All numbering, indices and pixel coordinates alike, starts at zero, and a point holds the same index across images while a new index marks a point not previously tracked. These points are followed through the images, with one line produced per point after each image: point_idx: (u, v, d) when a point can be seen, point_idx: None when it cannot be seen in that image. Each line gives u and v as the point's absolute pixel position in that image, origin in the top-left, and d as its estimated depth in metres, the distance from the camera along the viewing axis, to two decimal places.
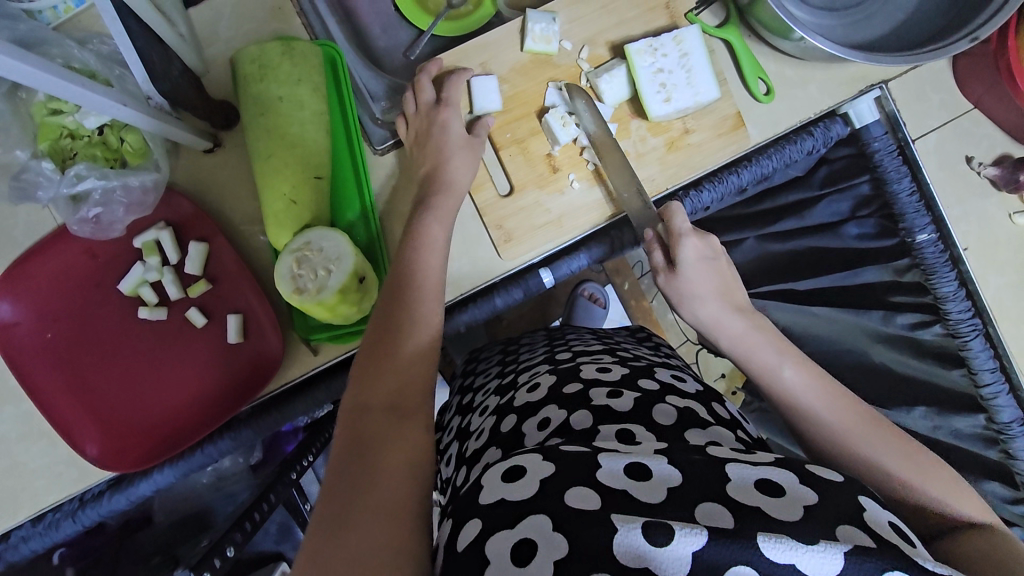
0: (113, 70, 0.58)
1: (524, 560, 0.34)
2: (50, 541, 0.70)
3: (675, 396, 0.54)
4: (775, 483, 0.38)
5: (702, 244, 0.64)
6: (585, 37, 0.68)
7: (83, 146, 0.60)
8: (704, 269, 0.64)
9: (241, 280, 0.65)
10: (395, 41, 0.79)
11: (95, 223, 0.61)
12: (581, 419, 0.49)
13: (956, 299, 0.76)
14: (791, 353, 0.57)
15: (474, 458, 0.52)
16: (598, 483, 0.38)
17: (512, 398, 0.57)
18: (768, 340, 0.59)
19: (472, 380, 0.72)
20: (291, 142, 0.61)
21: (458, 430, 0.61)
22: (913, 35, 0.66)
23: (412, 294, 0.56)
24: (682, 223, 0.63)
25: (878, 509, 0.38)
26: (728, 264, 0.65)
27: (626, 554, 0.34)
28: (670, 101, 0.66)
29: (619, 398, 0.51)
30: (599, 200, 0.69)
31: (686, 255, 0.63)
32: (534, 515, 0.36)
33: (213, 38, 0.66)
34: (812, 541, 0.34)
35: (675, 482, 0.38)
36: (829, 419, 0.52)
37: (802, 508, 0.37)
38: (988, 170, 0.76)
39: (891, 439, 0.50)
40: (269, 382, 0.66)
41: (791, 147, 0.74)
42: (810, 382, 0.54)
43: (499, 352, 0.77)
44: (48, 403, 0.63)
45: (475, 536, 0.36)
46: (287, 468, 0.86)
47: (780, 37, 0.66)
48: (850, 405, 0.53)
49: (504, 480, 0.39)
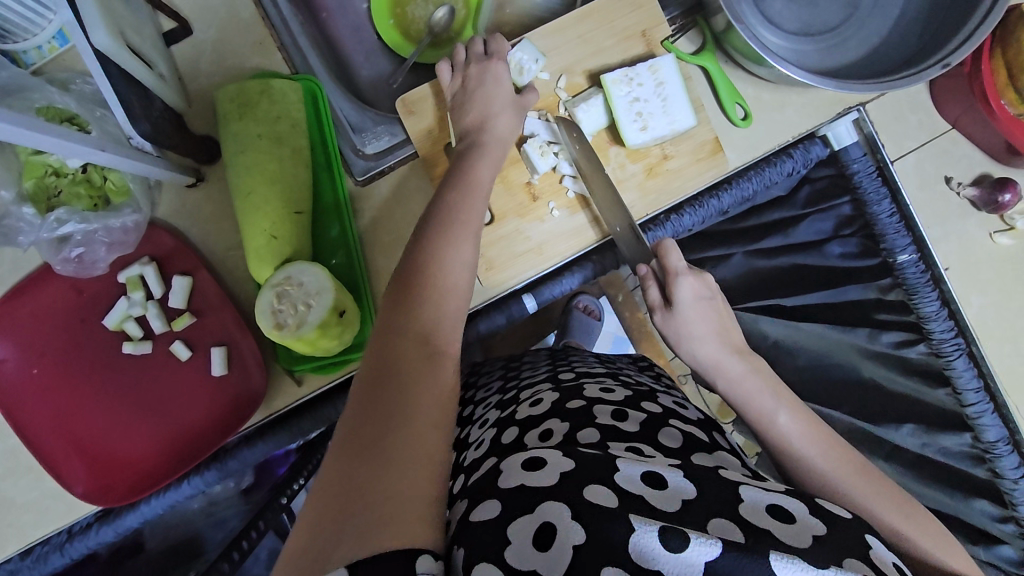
0: (94, 112, 0.60)
1: (544, 545, 0.35)
2: (40, 574, 0.70)
3: (678, 420, 0.55)
4: (786, 510, 0.39)
5: (699, 284, 0.63)
6: (561, 67, 0.69)
7: (67, 184, 0.60)
8: (701, 310, 0.63)
9: (225, 314, 0.66)
10: (380, 70, 0.80)
11: (78, 261, 0.63)
12: (588, 435, 0.48)
13: (939, 319, 0.77)
14: (787, 399, 0.58)
15: (472, 468, 0.50)
16: (613, 481, 0.38)
17: (513, 412, 0.57)
18: (764, 383, 0.60)
19: (473, 394, 0.72)
20: (273, 177, 0.62)
21: (456, 441, 0.61)
22: (887, 60, 0.67)
23: (431, 274, 0.53)
24: (677, 261, 0.63)
25: (883, 550, 0.39)
26: (725, 304, 0.65)
27: (640, 554, 0.34)
28: (646, 130, 0.67)
29: (624, 420, 0.52)
30: (582, 225, 0.69)
31: (683, 295, 0.63)
32: (551, 501, 0.37)
33: (196, 74, 0.67)
34: (824, 565, 0.35)
35: (689, 495, 0.39)
36: (823, 466, 0.53)
37: (812, 537, 0.37)
38: (968, 191, 0.76)
39: (882, 487, 0.51)
40: (254, 414, 0.67)
41: (771, 169, 0.74)
42: (805, 430, 0.55)
43: (501, 367, 0.77)
44: (35, 437, 0.64)
45: (494, 516, 0.38)
46: (278, 492, 0.85)
47: (755, 63, 0.67)
48: (842, 453, 0.54)
49: (525, 467, 0.40)
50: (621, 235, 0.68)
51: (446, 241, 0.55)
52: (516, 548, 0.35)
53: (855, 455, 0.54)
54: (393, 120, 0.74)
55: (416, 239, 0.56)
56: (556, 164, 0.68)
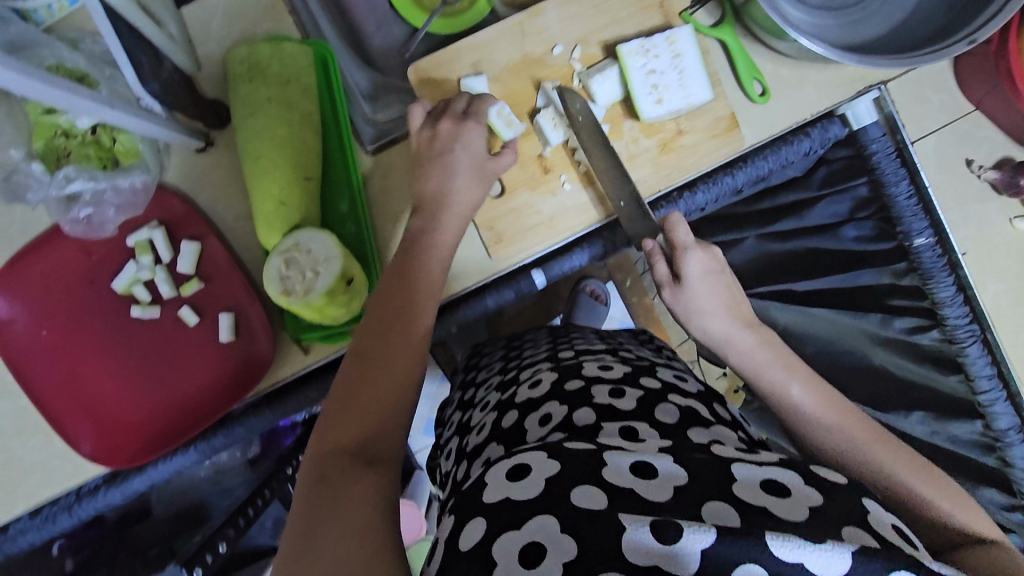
0: (104, 72, 0.59)
1: (532, 561, 0.35)
2: (48, 534, 0.71)
3: (677, 395, 0.54)
4: (781, 484, 0.38)
5: (707, 257, 0.63)
6: (577, 37, 0.67)
7: (76, 146, 0.60)
8: (711, 283, 0.62)
9: (233, 280, 0.65)
10: (390, 39, 0.78)
11: (86, 223, 0.63)
12: (584, 416, 0.49)
13: (954, 304, 0.77)
14: (799, 370, 0.57)
15: (475, 453, 0.52)
16: (603, 480, 0.38)
17: (513, 394, 0.57)
18: (774, 355, 0.59)
19: (474, 376, 0.72)
20: (282, 142, 0.61)
21: (459, 425, 0.62)
22: (911, 36, 0.65)
23: (405, 303, 0.54)
24: (684, 235, 0.62)
25: (880, 510, 0.39)
26: (733, 279, 0.64)
27: (635, 552, 0.34)
28: (661, 103, 0.66)
29: (622, 398, 0.51)
30: (586, 203, 0.68)
31: (691, 269, 0.62)
32: (542, 515, 0.36)
33: (205, 37, 0.66)
34: (821, 540, 0.34)
35: (680, 481, 0.38)
36: (837, 434, 0.52)
37: (809, 509, 0.37)
38: (989, 173, 0.77)
39: (898, 455, 0.50)
40: (261, 381, 0.67)
41: (788, 148, 0.73)
42: (819, 400, 0.55)
43: (502, 347, 0.77)
44: (45, 399, 0.64)
45: (481, 535, 0.37)
46: (283, 464, 0.86)
47: (775, 38, 0.66)
48: (858, 421, 0.52)
49: (510, 479, 0.40)
50: (625, 211, 0.66)
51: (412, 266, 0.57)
52: (503, 564, 0.35)
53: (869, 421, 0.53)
54: (403, 88, 0.75)
55: (394, 267, 0.57)
56: (566, 140, 0.67)
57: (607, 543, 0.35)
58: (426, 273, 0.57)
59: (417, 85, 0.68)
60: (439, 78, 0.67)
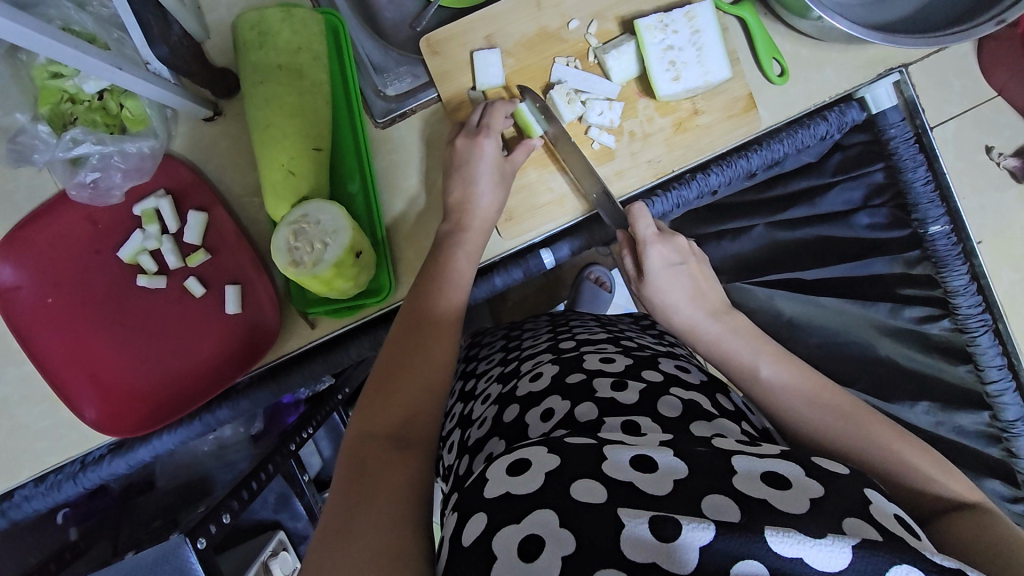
0: (112, 34, 0.59)
1: (530, 557, 0.34)
2: (53, 502, 0.71)
3: (680, 388, 0.53)
4: (782, 476, 0.38)
5: (668, 250, 0.63)
6: (593, 12, 0.66)
7: (83, 111, 0.59)
8: (673, 276, 0.63)
9: (241, 252, 0.65)
10: (401, 12, 0.77)
11: (93, 188, 0.62)
12: (586, 411, 0.48)
13: (966, 293, 0.76)
14: (767, 350, 0.57)
15: (477, 447, 0.53)
16: (603, 474, 0.38)
17: (514, 387, 0.57)
18: (744, 340, 0.59)
19: (474, 366, 0.71)
20: (292, 111, 0.60)
21: (460, 417, 0.61)
22: (937, 17, 0.64)
23: (428, 317, 0.57)
24: (645, 229, 0.63)
25: (884, 501, 0.38)
26: (699, 266, 0.65)
27: (632, 547, 0.34)
28: (679, 80, 0.64)
29: (623, 390, 0.51)
30: (570, 193, 0.67)
31: (653, 264, 0.63)
32: (541, 510, 0.36)
33: (214, 3, 0.65)
34: (820, 535, 0.33)
35: (680, 474, 0.38)
36: (807, 412, 0.52)
37: (809, 501, 0.36)
38: (1008, 161, 0.78)
39: (889, 428, 0.49)
40: (267, 354, 0.66)
41: (804, 132, 0.71)
42: (790, 378, 0.54)
43: (502, 337, 0.76)
44: (50, 366, 0.64)
45: (482, 530, 0.36)
46: (286, 439, 0.84)
47: (797, 16, 0.64)
48: (831, 396, 0.51)
49: (509, 474, 0.39)
50: (599, 202, 0.65)
51: (435, 278, 0.60)
52: (502, 561, 0.34)
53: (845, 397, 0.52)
54: (416, 62, 0.73)
55: (419, 282, 0.60)
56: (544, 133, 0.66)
57: (609, 534, 0.34)
58: (449, 284, 0.60)
59: (427, 56, 0.66)
60: (453, 52, 0.66)
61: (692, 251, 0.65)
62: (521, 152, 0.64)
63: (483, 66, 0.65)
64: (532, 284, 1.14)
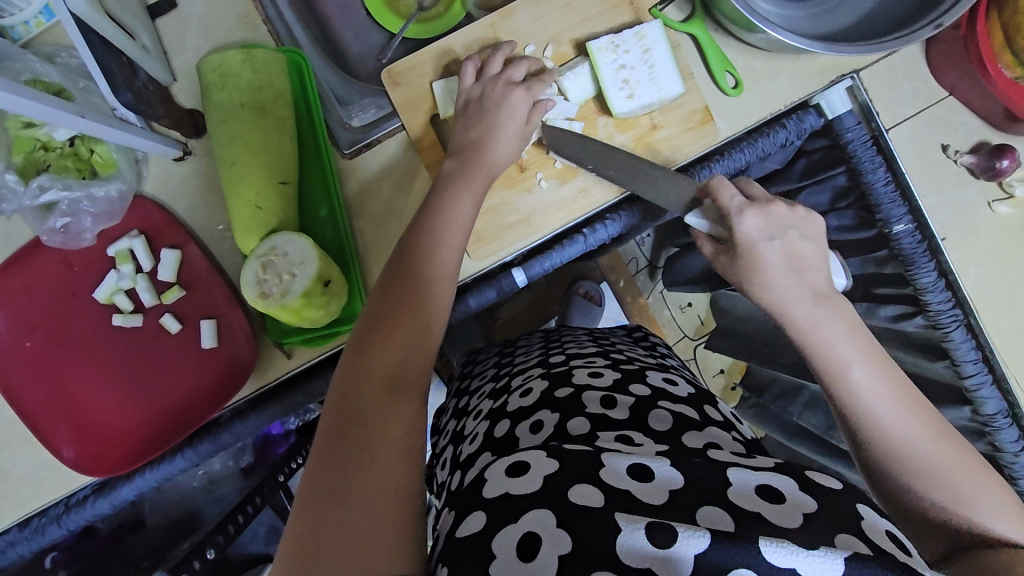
0: (78, 84, 0.61)
1: (528, 555, 0.35)
2: (38, 546, 0.71)
3: (667, 401, 0.53)
4: (776, 489, 0.38)
5: (765, 219, 0.56)
6: (547, 36, 0.68)
7: (55, 158, 0.62)
8: (776, 248, 0.56)
9: (214, 287, 0.66)
10: (367, 45, 0.80)
11: (64, 232, 0.63)
12: (578, 425, 0.49)
13: (936, 290, 0.73)
14: (862, 346, 0.52)
15: (468, 461, 0.52)
16: (600, 480, 0.38)
17: (505, 403, 0.57)
18: (842, 326, 0.53)
19: (467, 384, 0.71)
20: (256, 148, 0.61)
21: (453, 434, 0.62)
22: (880, 24, 0.66)
23: (421, 263, 0.55)
24: (729, 199, 0.57)
25: (876, 517, 0.38)
26: (797, 238, 0.56)
27: (630, 555, 0.34)
28: (634, 98, 0.66)
29: (614, 406, 0.51)
30: (568, 197, 0.68)
31: (750, 233, 0.56)
32: (539, 510, 0.37)
33: (180, 47, 0.67)
34: (813, 546, 0.34)
35: (676, 484, 0.38)
36: (840, 414, 0.51)
37: (802, 514, 0.36)
38: (964, 158, 0.78)
39: (975, 475, 0.46)
40: (244, 385, 0.67)
41: (765, 140, 0.74)
42: (880, 381, 0.50)
43: (496, 353, 0.77)
44: (29, 409, 0.65)
45: (483, 525, 0.37)
46: (276, 471, 0.88)
47: (747, 31, 0.66)
48: (915, 407, 0.49)
49: (507, 474, 0.40)
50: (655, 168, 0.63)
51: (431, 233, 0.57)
52: (501, 560, 0.35)
53: (961, 443, 0.48)
54: (380, 93, 0.75)
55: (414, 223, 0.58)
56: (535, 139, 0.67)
57: (577, 553, 0.34)
58: (450, 228, 0.58)
59: (390, 87, 0.67)
60: (412, 81, 0.67)
61: (794, 218, 0.57)
62: (498, 119, 0.63)
63: (443, 95, 0.67)
64: (523, 302, 1.15)
